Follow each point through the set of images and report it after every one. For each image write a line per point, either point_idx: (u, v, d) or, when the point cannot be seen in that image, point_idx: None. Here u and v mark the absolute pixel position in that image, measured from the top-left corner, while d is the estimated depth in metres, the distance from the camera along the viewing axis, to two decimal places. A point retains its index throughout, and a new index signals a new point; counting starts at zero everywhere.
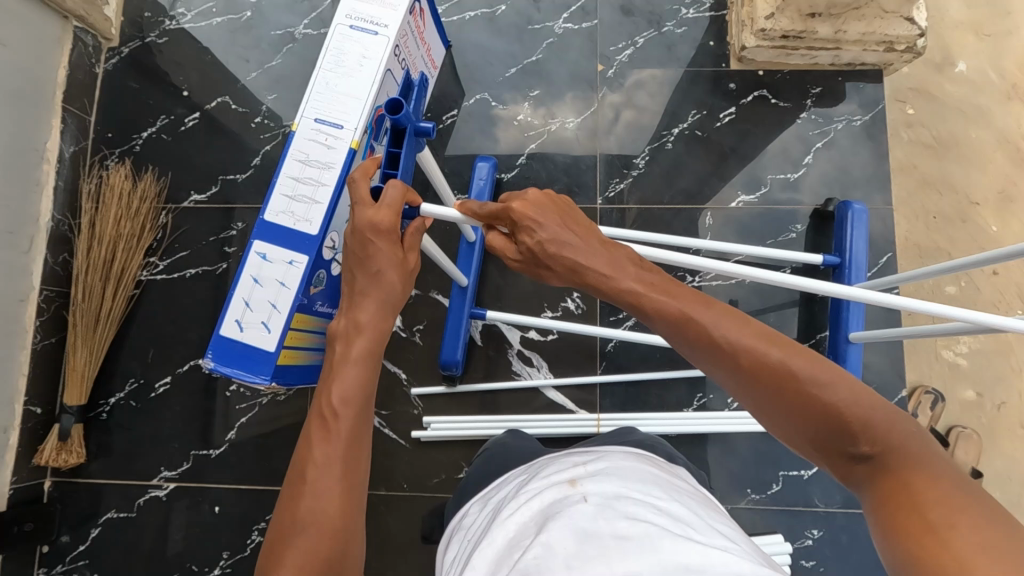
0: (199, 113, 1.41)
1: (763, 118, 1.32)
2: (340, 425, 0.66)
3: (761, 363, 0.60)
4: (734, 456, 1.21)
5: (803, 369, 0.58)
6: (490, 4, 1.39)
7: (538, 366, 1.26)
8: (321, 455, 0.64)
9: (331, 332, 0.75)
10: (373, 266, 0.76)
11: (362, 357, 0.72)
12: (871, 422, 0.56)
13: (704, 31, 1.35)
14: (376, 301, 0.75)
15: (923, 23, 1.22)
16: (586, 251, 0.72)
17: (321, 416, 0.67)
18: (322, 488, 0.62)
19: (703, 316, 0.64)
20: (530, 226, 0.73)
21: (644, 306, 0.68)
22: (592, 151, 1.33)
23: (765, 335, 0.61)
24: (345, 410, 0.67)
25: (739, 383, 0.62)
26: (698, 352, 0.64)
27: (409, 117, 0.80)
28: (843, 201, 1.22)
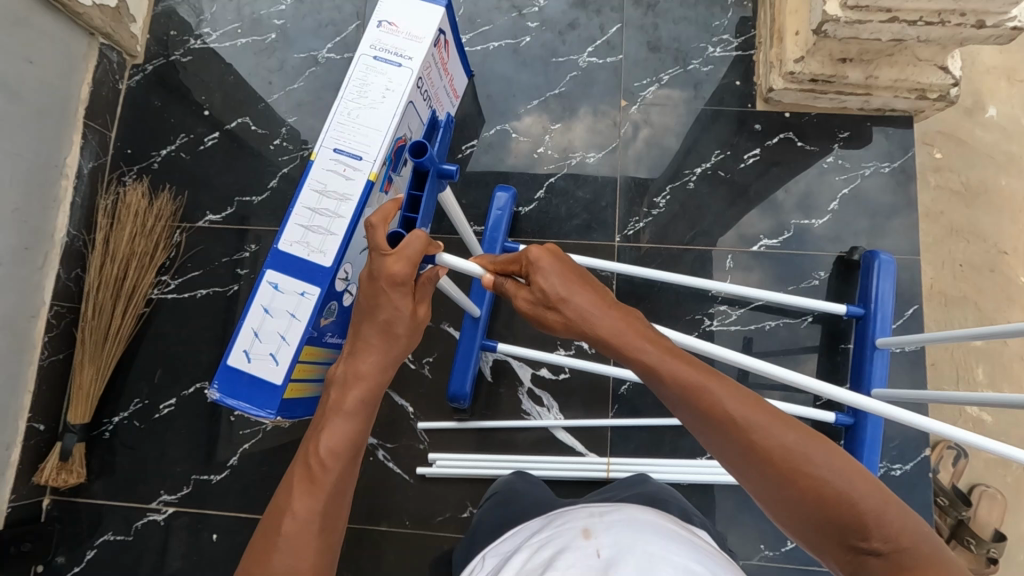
0: (219, 132, 1.41)
1: (788, 160, 1.29)
2: (326, 477, 0.64)
3: (776, 441, 0.56)
4: (749, 509, 1.17)
5: (818, 453, 0.55)
6: (514, 36, 1.38)
7: (548, 406, 1.23)
8: (301, 508, 0.62)
9: (330, 377, 0.75)
10: (381, 316, 0.76)
11: (355, 410, 0.71)
12: (884, 517, 0.52)
13: (731, 70, 1.33)
14: (377, 354, 0.75)
15: (957, 72, 1.19)
16: (598, 306, 0.68)
17: (308, 466, 0.65)
18: (298, 541, 0.60)
19: (717, 384, 0.60)
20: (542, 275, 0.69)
21: (653, 367, 0.63)
22: (611, 187, 1.31)
23: (779, 413, 0.58)
24: (333, 463, 0.65)
25: (748, 463, 0.57)
26: (708, 424, 0.60)
27: (432, 160, 0.80)
28: (868, 250, 1.19)
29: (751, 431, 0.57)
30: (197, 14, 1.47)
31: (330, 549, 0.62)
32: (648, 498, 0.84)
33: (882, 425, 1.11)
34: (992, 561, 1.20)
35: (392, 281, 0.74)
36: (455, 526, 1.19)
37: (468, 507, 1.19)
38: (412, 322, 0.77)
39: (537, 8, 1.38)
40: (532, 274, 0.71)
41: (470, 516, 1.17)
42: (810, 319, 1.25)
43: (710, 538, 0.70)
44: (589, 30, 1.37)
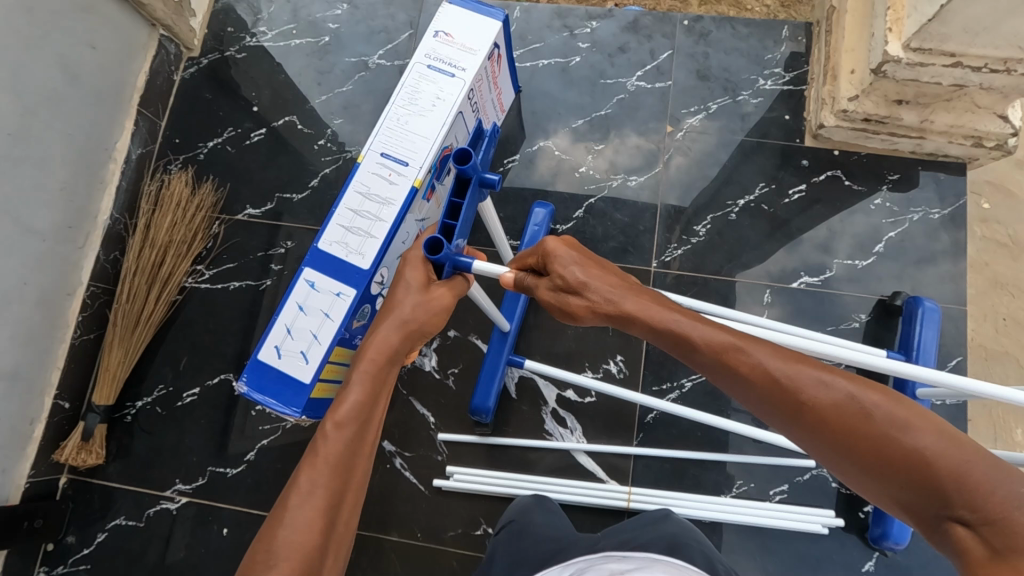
0: (265, 129, 1.43)
1: (834, 199, 1.26)
2: (335, 446, 0.64)
3: (833, 406, 0.56)
4: (769, 554, 1.12)
5: (882, 418, 0.54)
6: (564, 55, 1.39)
7: (572, 428, 1.20)
8: (304, 483, 0.61)
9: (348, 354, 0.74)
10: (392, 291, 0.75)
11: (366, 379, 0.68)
12: (964, 480, 0.50)
13: (780, 104, 1.32)
14: (393, 324, 0.72)
15: (1017, 122, 1.15)
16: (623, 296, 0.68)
17: (318, 439, 0.64)
18: (299, 518, 0.58)
19: (770, 362, 0.59)
20: (565, 264, 0.70)
21: (690, 342, 0.64)
22: (650, 212, 1.29)
23: (834, 369, 0.58)
24: (338, 433, 0.64)
25: (808, 433, 0.58)
26: (762, 401, 0.60)
27: (476, 168, 0.77)
28: (912, 296, 1.16)
29: (802, 403, 0.57)
30: (254, 13, 1.50)
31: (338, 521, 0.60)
32: (669, 543, 0.81)
33: None
34: None
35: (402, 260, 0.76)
36: (467, 543, 1.16)
37: (481, 524, 1.17)
38: (425, 295, 0.74)
39: (589, 29, 1.39)
40: (554, 266, 0.71)
41: (483, 533, 1.15)
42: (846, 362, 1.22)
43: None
44: (639, 55, 1.37)
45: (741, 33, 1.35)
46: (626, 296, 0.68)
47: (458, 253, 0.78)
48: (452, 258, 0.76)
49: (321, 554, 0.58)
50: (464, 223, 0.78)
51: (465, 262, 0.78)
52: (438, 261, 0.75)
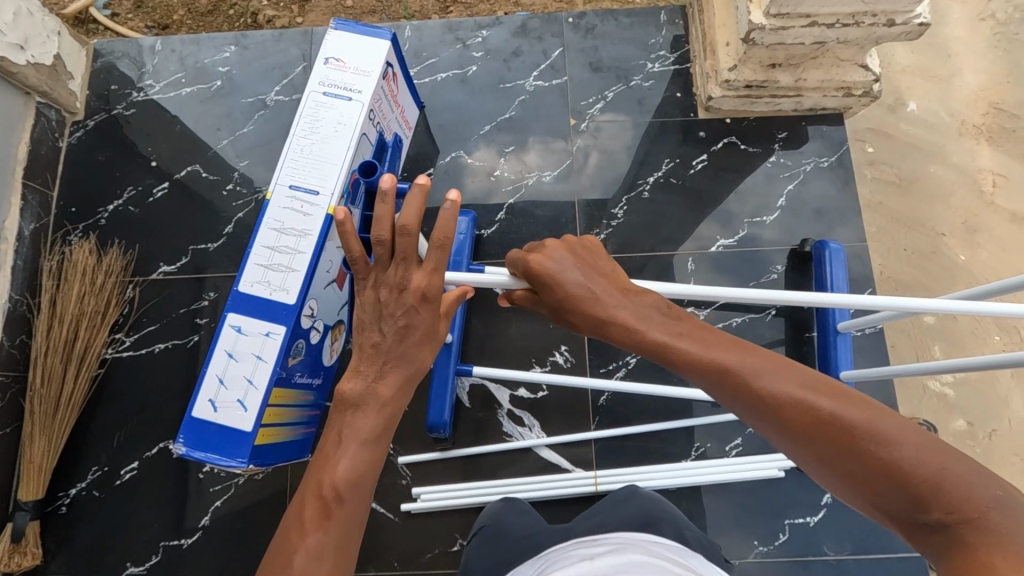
0: (168, 182, 1.38)
1: (735, 164, 1.33)
2: (337, 503, 0.63)
3: (812, 414, 0.57)
4: (736, 507, 1.16)
5: (854, 423, 0.55)
6: (460, 66, 1.41)
7: (530, 425, 1.21)
8: (313, 545, 0.60)
9: (341, 402, 0.72)
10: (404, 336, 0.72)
11: (368, 423, 0.70)
12: (942, 485, 0.51)
13: (671, 84, 1.39)
14: (382, 350, 0.73)
15: (877, 70, 1.25)
16: (616, 309, 0.71)
17: (320, 495, 0.63)
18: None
19: (745, 367, 0.61)
20: (550, 281, 0.74)
21: (677, 354, 0.66)
22: (570, 203, 1.32)
23: (813, 382, 0.59)
24: (349, 492, 0.64)
25: (792, 442, 0.58)
26: (737, 408, 0.62)
27: None
28: (818, 241, 1.24)
29: (775, 410, 0.59)
30: (138, 67, 1.45)
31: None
32: (639, 521, 0.87)
33: None
34: None
35: (424, 298, 0.71)
36: (447, 561, 1.14)
37: (458, 539, 1.15)
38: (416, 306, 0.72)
39: (481, 38, 1.42)
40: (548, 282, 0.74)
41: (461, 548, 1.13)
42: (773, 312, 1.29)
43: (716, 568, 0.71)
44: (533, 56, 1.41)
45: (624, 23, 1.42)
46: (612, 303, 0.72)
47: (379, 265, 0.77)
48: (374, 270, 0.75)
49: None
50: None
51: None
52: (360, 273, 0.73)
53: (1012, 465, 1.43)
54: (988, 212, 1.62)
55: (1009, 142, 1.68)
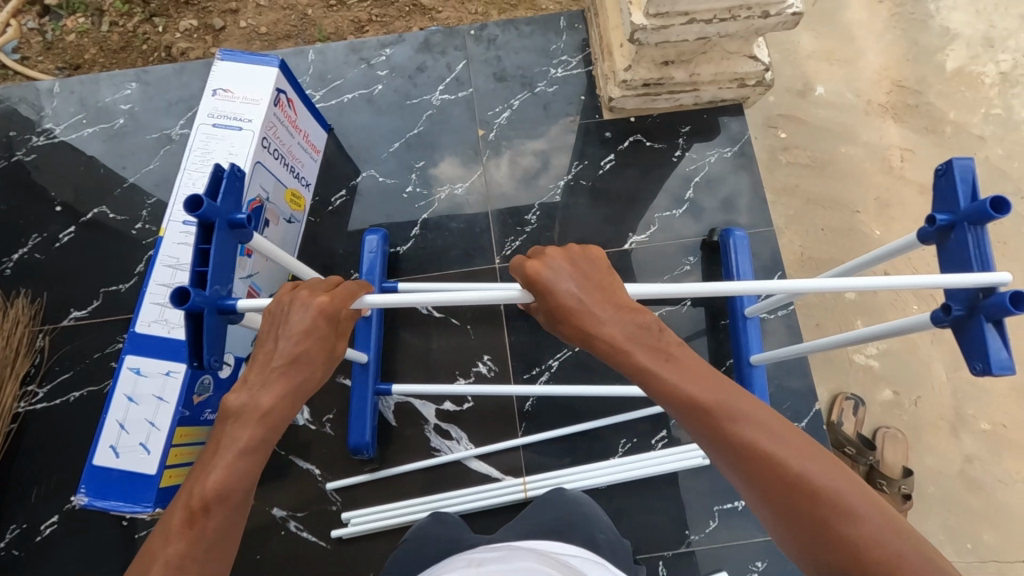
0: (75, 226, 1.35)
1: (642, 161, 1.36)
2: (205, 516, 0.59)
3: (784, 472, 0.60)
4: (664, 498, 1.18)
5: (810, 482, 0.59)
6: (366, 86, 1.42)
7: (457, 438, 1.21)
8: (174, 557, 0.56)
9: (225, 407, 0.68)
10: (297, 346, 0.72)
11: (248, 435, 0.65)
12: (889, 559, 0.54)
13: (574, 87, 1.41)
14: (275, 358, 0.71)
15: (766, 59, 1.28)
16: (608, 321, 0.70)
17: (186, 508, 0.59)
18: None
19: (726, 411, 0.63)
20: (544, 287, 0.73)
21: (657, 386, 0.66)
22: (484, 213, 1.33)
23: (795, 441, 0.62)
24: (219, 506, 0.60)
25: (760, 491, 0.62)
26: (710, 446, 0.64)
27: (214, 210, 0.74)
28: (724, 229, 1.27)
29: (741, 452, 0.62)
30: (38, 111, 1.43)
31: None
32: (556, 531, 0.92)
33: (768, 391, 1.17)
34: (906, 497, 1.37)
35: (325, 316, 0.74)
36: None
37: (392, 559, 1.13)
38: (312, 319, 0.73)
39: (384, 57, 1.43)
40: (541, 288, 0.74)
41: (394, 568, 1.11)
42: (689, 303, 1.31)
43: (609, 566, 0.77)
44: (437, 70, 1.42)
45: (525, 31, 1.44)
46: (601, 316, 0.71)
47: (220, 297, 0.76)
48: (210, 303, 0.73)
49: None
50: (217, 267, 0.75)
51: (230, 303, 0.75)
52: (192, 309, 0.71)
53: (938, 431, 1.46)
54: (897, 187, 1.68)
55: (913, 117, 1.74)
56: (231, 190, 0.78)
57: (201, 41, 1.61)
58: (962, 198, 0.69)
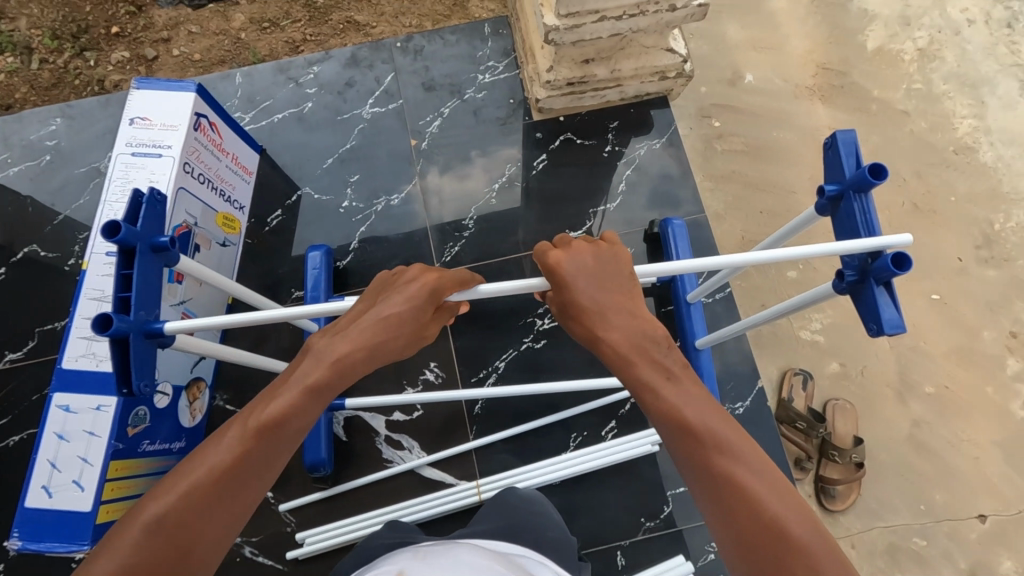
0: (4, 266, 1.32)
1: (573, 159, 1.39)
2: (256, 441, 0.63)
3: (752, 509, 0.61)
4: (618, 488, 1.19)
5: (767, 522, 0.60)
6: (296, 104, 1.42)
7: (409, 447, 1.21)
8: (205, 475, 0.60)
9: (312, 343, 0.73)
10: (389, 308, 0.75)
11: (317, 375, 0.69)
12: None
13: (503, 91, 1.43)
14: (364, 316, 0.75)
15: (683, 51, 1.32)
16: (618, 327, 0.74)
17: (246, 426, 0.64)
18: (180, 497, 0.59)
19: (714, 439, 0.65)
20: (562, 283, 0.77)
21: (656, 406, 0.69)
22: (422, 222, 1.34)
23: (771, 485, 0.63)
24: (260, 440, 0.64)
25: (724, 522, 0.63)
26: (690, 469, 0.66)
27: (135, 234, 0.70)
28: (664, 219, 1.29)
29: (711, 478, 0.64)
30: None
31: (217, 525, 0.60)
32: (504, 532, 0.91)
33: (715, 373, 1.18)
34: (858, 465, 1.39)
35: (426, 288, 0.77)
36: None
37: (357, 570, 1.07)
38: (417, 292, 0.76)
39: (312, 75, 1.45)
40: (561, 283, 0.77)
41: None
42: None
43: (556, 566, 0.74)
44: (366, 84, 1.44)
45: (450, 40, 1.47)
46: (613, 322, 0.74)
47: (147, 320, 0.73)
48: (137, 329, 0.71)
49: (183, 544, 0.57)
50: (144, 292, 0.72)
51: (158, 326, 0.73)
52: (117, 335, 0.69)
53: (886, 400, 1.48)
54: None
55: (840, 97, 1.77)
56: (152, 214, 0.76)
57: (134, 74, 1.52)
58: (848, 169, 0.72)
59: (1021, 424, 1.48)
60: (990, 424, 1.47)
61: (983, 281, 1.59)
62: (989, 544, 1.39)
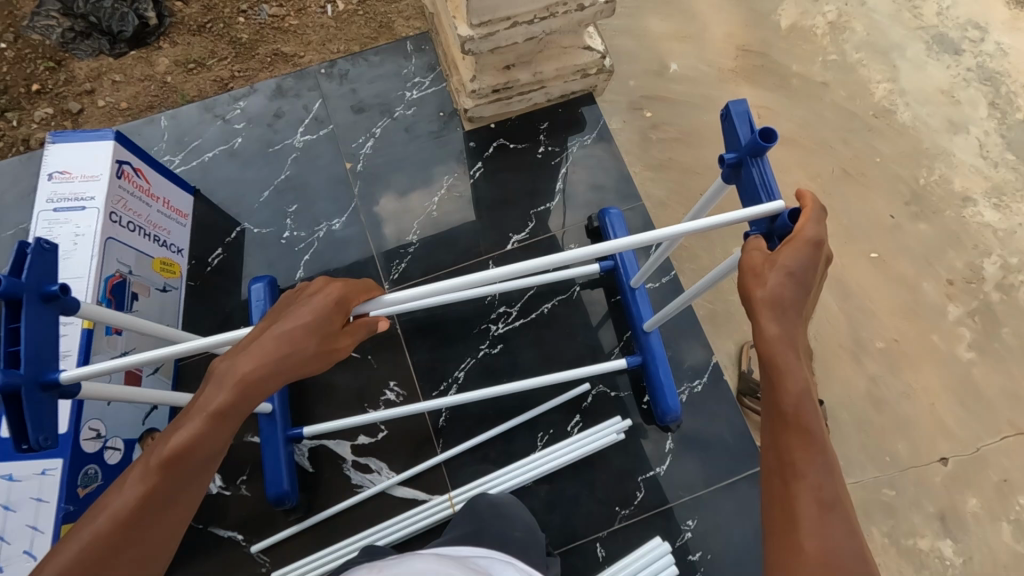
0: None
1: (509, 164, 1.41)
2: (161, 477, 0.59)
3: (817, 523, 0.60)
4: (589, 481, 1.21)
5: (822, 554, 0.57)
6: (225, 141, 1.41)
7: (378, 469, 1.20)
8: (104, 522, 0.55)
9: (210, 368, 0.67)
10: (288, 324, 0.70)
11: (220, 401, 0.64)
12: None
13: (431, 105, 1.45)
14: (268, 333, 0.69)
15: (600, 47, 1.36)
16: (796, 324, 0.72)
17: (147, 464, 0.59)
18: (87, 546, 0.53)
19: (817, 457, 0.64)
20: (802, 244, 0.73)
21: (785, 404, 0.68)
22: (365, 243, 1.34)
23: (850, 530, 0.60)
24: (166, 475, 0.59)
25: (780, 517, 0.62)
26: (778, 458, 0.66)
27: (19, 285, 0.63)
28: (601, 212, 1.33)
29: (794, 497, 0.62)
30: None
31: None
32: (472, 535, 0.91)
33: (666, 352, 1.22)
34: None
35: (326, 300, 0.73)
36: None
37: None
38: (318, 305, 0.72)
39: (239, 110, 1.44)
40: (800, 242, 0.73)
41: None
42: (579, 287, 1.34)
43: (525, 566, 0.73)
44: (295, 113, 1.44)
45: (374, 61, 1.48)
46: (794, 317, 0.72)
47: (42, 371, 0.67)
48: (26, 384, 0.64)
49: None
50: (37, 345, 0.66)
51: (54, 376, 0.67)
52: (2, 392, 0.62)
53: (841, 359, 1.53)
54: None
55: (763, 77, 1.83)
56: (42, 262, 0.68)
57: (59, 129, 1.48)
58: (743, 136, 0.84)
59: (968, 366, 1.54)
60: (939, 371, 1.53)
61: (916, 236, 1.65)
62: (954, 486, 1.43)
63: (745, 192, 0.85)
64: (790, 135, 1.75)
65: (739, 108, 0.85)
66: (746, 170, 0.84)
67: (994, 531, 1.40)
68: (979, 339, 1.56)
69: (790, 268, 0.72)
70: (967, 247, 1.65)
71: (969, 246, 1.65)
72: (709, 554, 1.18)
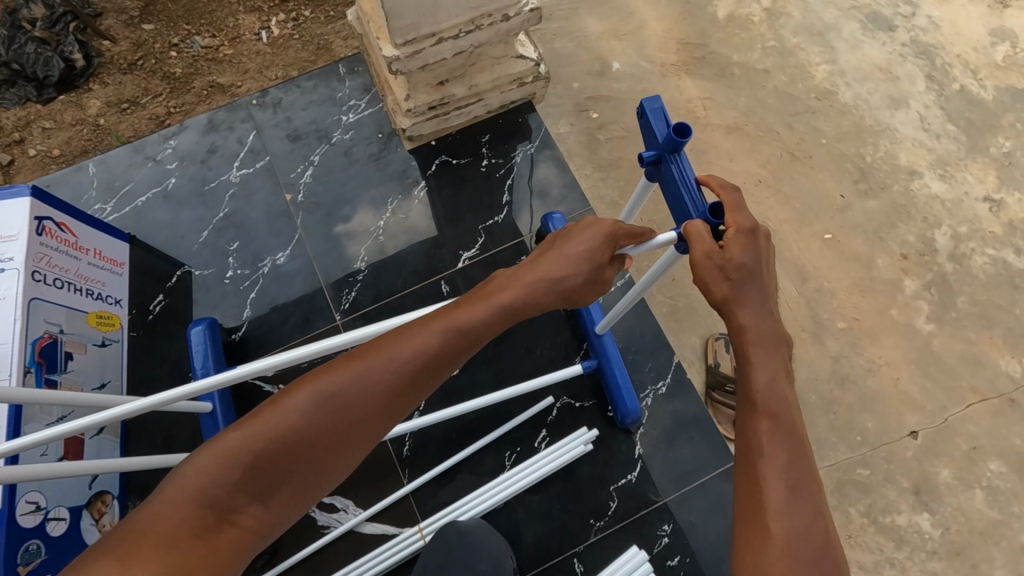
0: None
1: (452, 180, 1.39)
2: (387, 373, 0.66)
3: (783, 506, 0.61)
4: (561, 496, 1.18)
5: (788, 539, 0.59)
6: (158, 183, 1.37)
7: (344, 508, 1.16)
8: (325, 387, 0.63)
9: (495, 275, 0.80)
10: (576, 245, 0.78)
11: (452, 325, 0.70)
12: None
13: (369, 127, 1.42)
14: (575, 244, 0.78)
15: (534, 55, 1.33)
16: (762, 315, 0.72)
17: (382, 353, 0.67)
18: (317, 398, 0.62)
19: (784, 443, 0.65)
20: (741, 245, 0.71)
21: (755, 389, 0.69)
22: (312, 275, 1.30)
23: (814, 511, 0.62)
24: (384, 374, 0.66)
25: (747, 501, 0.64)
26: (746, 440, 0.67)
27: None
28: (547, 220, 1.31)
29: (761, 482, 0.63)
30: None
31: (324, 447, 0.62)
32: None
33: (621, 354, 1.22)
34: None
35: (602, 229, 0.79)
36: None
37: None
38: (602, 233, 0.79)
39: (170, 149, 1.39)
40: (737, 241, 0.71)
41: None
42: None
43: None
44: (229, 148, 1.39)
45: (306, 87, 1.45)
46: (751, 304, 0.71)
47: None
48: None
49: (250, 496, 0.59)
50: None
51: None
52: None
53: (805, 342, 1.53)
54: (707, 133, 1.75)
55: (704, 69, 1.83)
56: None
57: None
58: (659, 135, 0.83)
59: (928, 337, 1.55)
60: (901, 345, 1.54)
61: (866, 213, 1.67)
62: (925, 458, 1.44)
63: (667, 187, 0.84)
64: (735, 123, 1.76)
65: (654, 106, 0.85)
66: (666, 166, 0.83)
67: (969, 498, 1.42)
68: (936, 310, 1.58)
69: (743, 262, 0.71)
70: (917, 220, 1.67)
71: (919, 219, 1.67)
72: (687, 557, 1.16)
